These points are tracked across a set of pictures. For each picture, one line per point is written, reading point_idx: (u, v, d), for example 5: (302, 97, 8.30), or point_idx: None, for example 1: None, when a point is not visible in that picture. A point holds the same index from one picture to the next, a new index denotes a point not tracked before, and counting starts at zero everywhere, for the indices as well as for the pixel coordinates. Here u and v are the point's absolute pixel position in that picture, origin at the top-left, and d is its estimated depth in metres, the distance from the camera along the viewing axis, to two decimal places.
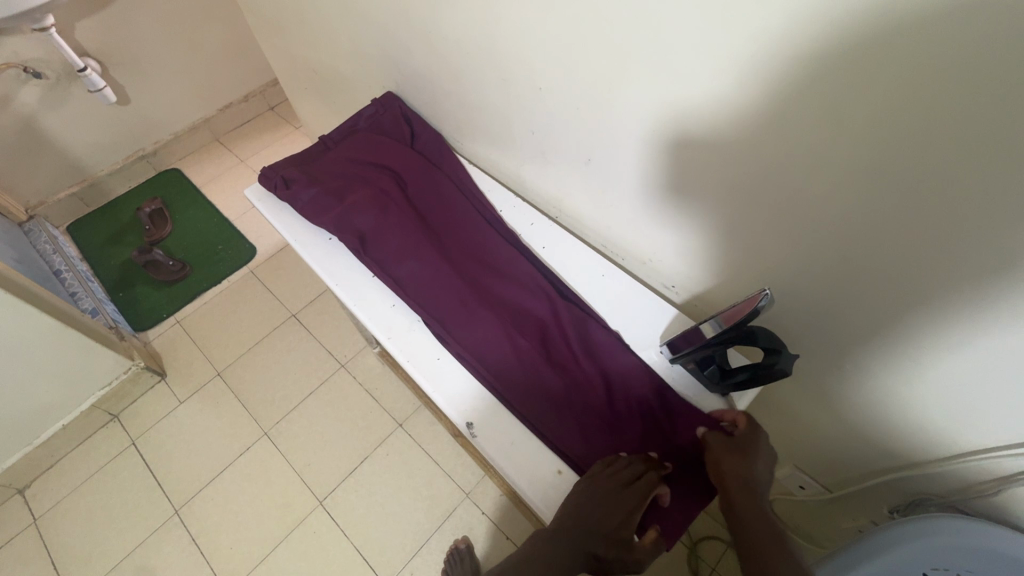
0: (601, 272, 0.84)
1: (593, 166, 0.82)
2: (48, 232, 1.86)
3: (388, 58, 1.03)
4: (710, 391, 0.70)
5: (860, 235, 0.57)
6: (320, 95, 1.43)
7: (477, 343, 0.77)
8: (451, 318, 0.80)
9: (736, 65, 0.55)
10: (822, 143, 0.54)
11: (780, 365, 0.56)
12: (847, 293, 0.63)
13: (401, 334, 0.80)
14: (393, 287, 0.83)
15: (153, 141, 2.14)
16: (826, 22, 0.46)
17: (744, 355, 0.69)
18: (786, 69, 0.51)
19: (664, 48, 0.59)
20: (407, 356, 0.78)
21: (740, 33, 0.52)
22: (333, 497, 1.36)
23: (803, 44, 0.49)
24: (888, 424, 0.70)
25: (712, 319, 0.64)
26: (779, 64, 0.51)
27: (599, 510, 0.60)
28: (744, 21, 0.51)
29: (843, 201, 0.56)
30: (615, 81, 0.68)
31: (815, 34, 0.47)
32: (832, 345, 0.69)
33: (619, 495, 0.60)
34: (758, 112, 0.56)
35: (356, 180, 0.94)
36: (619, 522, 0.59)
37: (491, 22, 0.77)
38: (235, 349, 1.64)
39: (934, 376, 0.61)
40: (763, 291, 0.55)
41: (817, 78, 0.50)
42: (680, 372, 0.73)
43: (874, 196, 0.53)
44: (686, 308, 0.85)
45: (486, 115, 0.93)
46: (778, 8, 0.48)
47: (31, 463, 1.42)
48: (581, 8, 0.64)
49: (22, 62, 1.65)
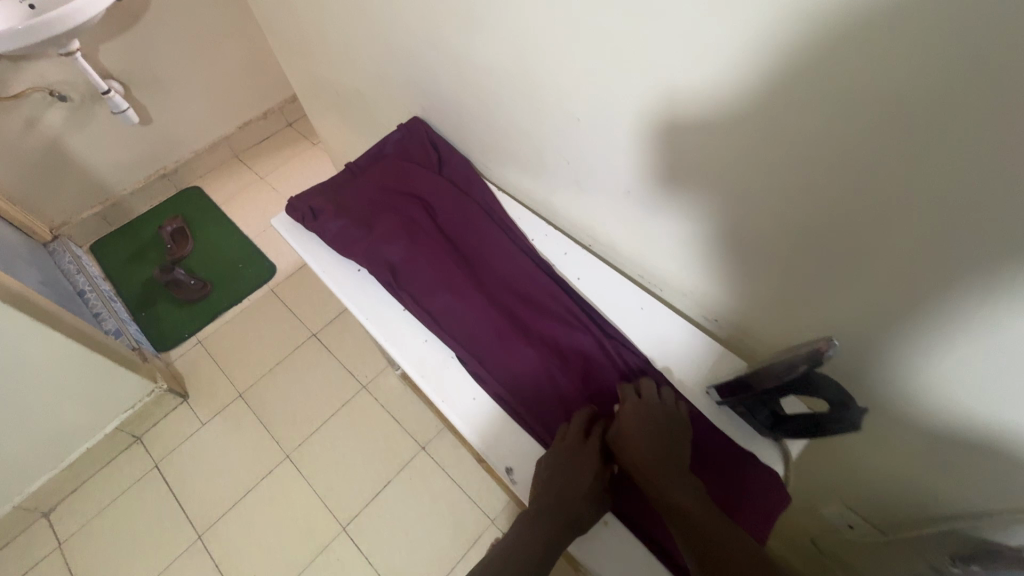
0: (640, 305, 0.81)
1: (632, 197, 0.79)
2: (71, 251, 1.88)
3: (415, 81, 1.02)
4: (763, 437, 0.67)
5: (928, 281, 0.53)
6: (342, 115, 1.42)
7: (516, 382, 0.76)
8: (489, 356, 0.78)
9: (793, 98, 0.52)
10: (883, 184, 0.51)
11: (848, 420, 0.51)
12: (905, 336, 0.60)
13: (436, 373, 0.79)
14: (428, 323, 0.82)
15: (174, 159, 2.16)
16: (898, 59, 0.43)
17: (801, 401, 0.65)
18: (848, 106, 0.49)
19: (710, 80, 0.57)
20: (442, 395, 0.77)
21: (800, 66, 0.50)
22: (356, 522, 1.34)
23: (870, 80, 0.46)
24: (968, 474, 0.63)
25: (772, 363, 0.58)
26: (841, 99, 0.49)
27: (563, 474, 0.65)
28: (806, 54, 0.48)
29: (906, 243, 0.53)
30: (656, 113, 0.66)
31: (882, 69, 0.45)
32: (892, 392, 0.65)
33: (573, 453, 0.67)
34: (814, 148, 0.54)
35: (386, 210, 0.93)
36: (580, 480, 0.64)
37: (525, 52, 0.75)
38: (257, 369, 1.64)
39: (969, 418, 0.59)
40: (831, 343, 0.49)
41: (883, 116, 0.47)
42: (729, 416, 0.70)
43: (942, 242, 0.50)
44: (730, 343, 0.82)
45: (518, 142, 0.91)
46: (845, 40, 0.45)
47: (55, 486, 1.42)
48: (624, 38, 0.62)
49: (48, 85, 1.67)
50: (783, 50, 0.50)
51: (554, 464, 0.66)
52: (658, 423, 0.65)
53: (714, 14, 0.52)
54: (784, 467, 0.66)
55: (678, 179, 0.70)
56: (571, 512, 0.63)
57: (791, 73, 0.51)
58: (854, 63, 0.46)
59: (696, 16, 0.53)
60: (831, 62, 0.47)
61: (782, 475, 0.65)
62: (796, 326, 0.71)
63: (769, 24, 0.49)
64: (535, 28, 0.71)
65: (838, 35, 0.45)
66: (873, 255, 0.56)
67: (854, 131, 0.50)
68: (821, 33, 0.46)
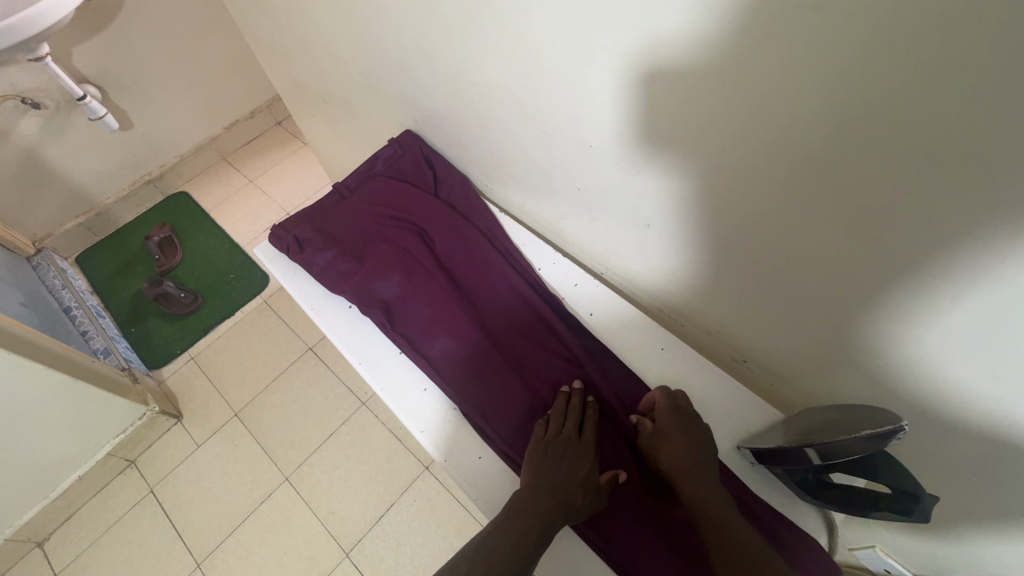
0: (661, 344, 0.80)
1: (652, 231, 0.75)
2: (56, 265, 1.80)
3: (407, 93, 0.95)
4: (800, 498, 0.66)
5: (987, 340, 0.48)
6: (328, 122, 1.33)
7: (521, 439, 0.74)
8: (493, 406, 0.77)
9: (857, 137, 0.46)
10: (960, 241, 0.45)
11: (913, 515, 0.51)
12: (969, 402, 0.54)
13: (435, 427, 0.78)
14: (426, 369, 0.81)
15: (159, 165, 2.07)
16: (997, 108, 0.37)
17: (852, 475, 0.63)
18: (925, 153, 0.42)
19: (752, 100, 0.51)
20: (443, 453, 0.76)
21: (870, 103, 0.43)
22: (359, 548, 1.28)
23: (958, 127, 0.39)
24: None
25: (811, 446, 0.55)
26: (918, 144, 0.42)
27: (559, 462, 0.66)
28: (877, 90, 0.42)
29: (967, 304, 0.47)
30: (688, 145, 0.60)
31: (977, 117, 0.38)
32: (939, 460, 0.60)
33: (569, 443, 0.68)
34: (875, 195, 0.48)
35: (381, 241, 0.93)
36: (576, 469, 0.66)
37: (532, 73, 0.69)
38: (251, 387, 1.57)
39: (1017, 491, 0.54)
40: (899, 425, 0.46)
41: (963, 167, 0.41)
42: (763, 474, 0.69)
43: (1004, 298, 0.44)
44: (760, 381, 0.79)
45: (522, 166, 0.87)
46: (931, 80, 0.39)
47: (48, 516, 1.36)
48: (657, 66, 0.56)
49: (20, 93, 1.58)
50: (844, 82, 0.44)
51: (549, 452, 0.68)
52: (684, 428, 0.66)
53: (768, 41, 0.45)
54: (828, 537, 0.65)
55: (714, 212, 0.65)
56: (569, 493, 0.63)
57: (858, 108, 0.44)
58: (937, 106, 0.39)
59: (745, 45, 0.47)
60: (906, 101, 0.41)
61: (826, 545, 0.64)
62: (839, 375, 0.66)
63: (834, 56, 0.43)
64: (547, 51, 0.65)
65: (922, 73, 0.39)
66: (916, 308, 0.52)
67: (928, 180, 0.44)
68: (896, 69, 0.40)
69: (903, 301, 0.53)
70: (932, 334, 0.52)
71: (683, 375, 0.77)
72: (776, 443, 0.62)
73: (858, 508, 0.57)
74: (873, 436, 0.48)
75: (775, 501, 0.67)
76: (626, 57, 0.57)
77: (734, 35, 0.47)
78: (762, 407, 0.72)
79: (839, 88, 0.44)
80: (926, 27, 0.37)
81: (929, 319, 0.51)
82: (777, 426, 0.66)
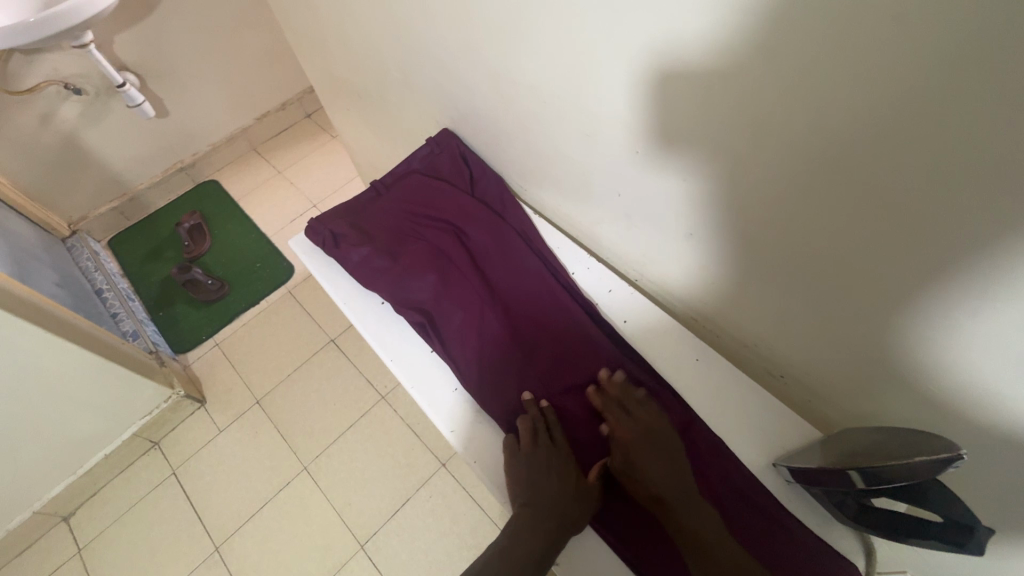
0: (695, 355, 0.79)
1: (694, 240, 0.74)
2: (90, 248, 1.85)
3: (446, 90, 0.95)
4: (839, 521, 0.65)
5: None
6: (362, 116, 1.34)
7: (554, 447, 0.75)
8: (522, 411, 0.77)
9: (921, 161, 0.44)
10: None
11: (967, 546, 0.50)
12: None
13: (464, 428, 0.78)
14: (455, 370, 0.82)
15: (191, 153, 2.11)
16: None
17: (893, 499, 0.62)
18: (992, 177, 0.40)
19: (808, 115, 0.49)
20: (472, 455, 0.76)
21: (942, 125, 0.41)
22: (374, 541, 1.29)
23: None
24: None
25: (858, 468, 0.54)
26: (984, 167, 0.41)
27: (549, 476, 0.69)
28: (947, 113, 0.40)
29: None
30: (734, 155, 0.59)
31: None
32: (983, 490, 0.58)
33: (549, 455, 0.71)
34: (928, 218, 0.47)
35: (415, 239, 0.94)
36: (562, 486, 0.68)
37: (580, 76, 0.68)
38: (274, 376, 1.59)
39: None
40: (959, 453, 0.44)
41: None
42: (799, 493, 0.68)
43: None
44: (797, 400, 0.78)
45: (562, 168, 0.86)
46: (1002, 103, 0.37)
47: (76, 490, 1.40)
48: (704, 76, 0.54)
49: (62, 78, 1.61)
50: (906, 103, 0.42)
51: (537, 467, 0.70)
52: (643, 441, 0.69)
53: (829, 57, 0.44)
54: (864, 559, 0.65)
55: (759, 228, 0.64)
56: (563, 513, 0.65)
57: (917, 132, 0.43)
58: (1012, 131, 0.38)
59: (802, 60, 0.46)
60: (981, 124, 0.39)
61: (864, 568, 0.64)
62: (886, 399, 0.64)
63: (900, 77, 0.41)
64: (596, 55, 0.64)
65: (999, 95, 0.37)
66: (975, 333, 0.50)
67: (993, 205, 0.42)
68: (964, 93, 0.39)
69: (959, 328, 0.50)
70: (986, 359, 0.50)
71: (715, 388, 0.76)
72: (813, 464, 0.61)
73: (899, 532, 0.56)
74: (929, 462, 0.46)
75: (809, 521, 0.66)
76: (673, 64, 0.56)
77: (789, 48, 0.46)
78: (796, 425, 0.71)
79: (900, 108, 0.43)
80: (1001, 52, 0.35)
81: (985, 345, 0.49)
82: (815, 446, 0.65)
